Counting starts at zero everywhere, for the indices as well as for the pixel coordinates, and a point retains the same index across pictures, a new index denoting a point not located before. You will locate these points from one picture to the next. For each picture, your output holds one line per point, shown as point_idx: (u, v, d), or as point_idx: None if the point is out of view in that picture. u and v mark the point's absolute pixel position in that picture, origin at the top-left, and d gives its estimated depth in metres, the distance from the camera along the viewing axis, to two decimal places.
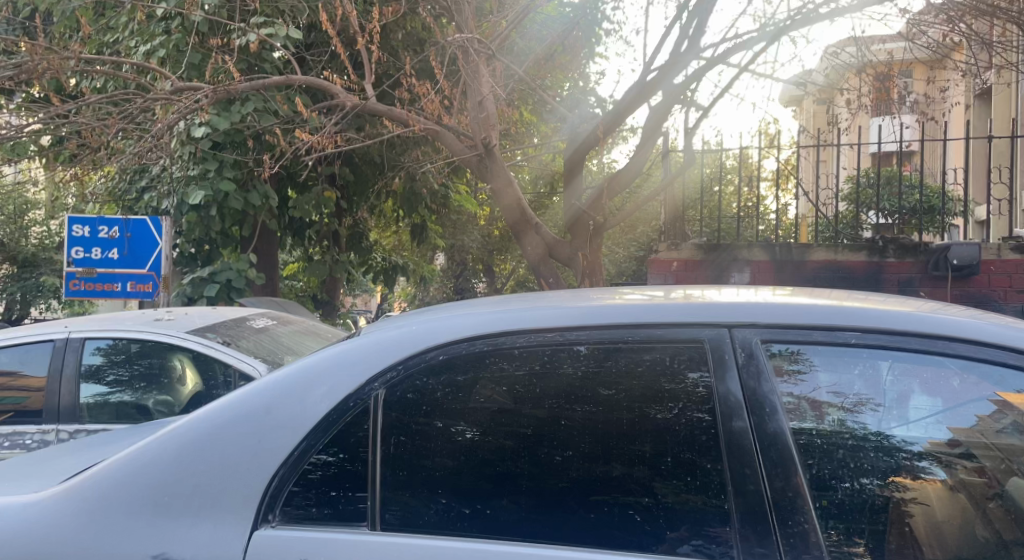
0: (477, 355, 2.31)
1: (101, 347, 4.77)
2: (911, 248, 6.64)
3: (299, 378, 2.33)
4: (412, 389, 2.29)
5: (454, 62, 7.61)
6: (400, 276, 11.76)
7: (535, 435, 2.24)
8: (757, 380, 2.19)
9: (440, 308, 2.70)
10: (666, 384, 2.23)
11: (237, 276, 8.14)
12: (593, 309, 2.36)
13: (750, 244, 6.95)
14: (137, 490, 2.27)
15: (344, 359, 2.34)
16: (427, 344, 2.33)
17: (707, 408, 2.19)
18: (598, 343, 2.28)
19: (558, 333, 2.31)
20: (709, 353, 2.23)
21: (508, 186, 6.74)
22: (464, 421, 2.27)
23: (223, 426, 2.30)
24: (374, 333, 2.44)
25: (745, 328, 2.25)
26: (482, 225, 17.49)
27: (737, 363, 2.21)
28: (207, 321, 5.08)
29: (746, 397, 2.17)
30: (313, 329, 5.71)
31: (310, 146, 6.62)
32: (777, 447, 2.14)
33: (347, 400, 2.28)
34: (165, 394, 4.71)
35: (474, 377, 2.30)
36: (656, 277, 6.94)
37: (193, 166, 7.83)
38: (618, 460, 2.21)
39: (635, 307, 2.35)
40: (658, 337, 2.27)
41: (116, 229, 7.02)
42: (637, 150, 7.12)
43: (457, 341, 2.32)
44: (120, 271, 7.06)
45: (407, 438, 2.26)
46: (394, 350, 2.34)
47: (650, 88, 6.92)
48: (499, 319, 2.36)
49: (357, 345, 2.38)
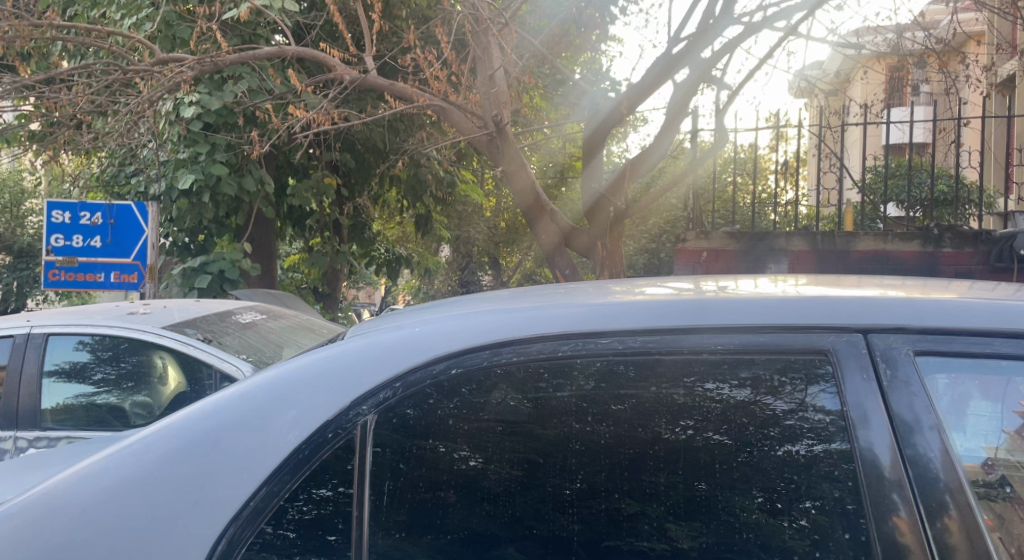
0: (503, 366, 1.78)
1: (85, 341, 4.27)
2: (970, 236, 6.12)
3: (267, 398, 1.82)
4: (414, 410, 1.77)
5: (462, 36, 7.12)
6: (404, 268, 11.20)
7: (543, 462, 1.74)
8: (882, 399, 1.68)
9: (456, 302, 2.19)
10: (680, 395, 1.74)
11: (231, 267, 7.62)
12: (642, 306, 1.85)
13: (789, 232, 6.46)
14: (39, 554, 1.74)
15: (328, 373, 1.83)
16: (432, 352, 1.81)
17: (726, 430, 1.72)
18: (635, 350, 1.77)
19: (573, 338, 1.79)
20: (833, 367, 1.72)
21: (521, 169, 6.25)
22: (470, 445, 1.76)
23: (155, 467, 1.79)
24: (372, 334, 1.93)
25: (885, 334, 1.74)
26: (487, 215, 17.01)
27: (873, 378, 1.70)
28: (187, 315, 4.58)
29: (882, 421, 1.67)
30: (307, 324, 5.19)
31: (306, 123, 6.11)
32: (935, 490, 1.62)
33: (325, 429, 1.76)
34: (145, 395, 4.20)
35: (503, 393, 1.77)
36: (683, 268, 6.54)
37: (184, 148, 7.16)
38: (629, 494, 1.71)
39: (709, 301, 1.85)
40: (709, 343, 1.77)
41: (98, 215, 6.44)
42: (661, 132, 6.61)
43: (477, 349, 1.80)
44: (103, 261, 6.46)
45: (407, 468, 1.74)
46: (390, 362, 1.82)
47: (678, 62, 6.38)
48: (535, 318, 1.84)
49: (341, 355, 1.86)
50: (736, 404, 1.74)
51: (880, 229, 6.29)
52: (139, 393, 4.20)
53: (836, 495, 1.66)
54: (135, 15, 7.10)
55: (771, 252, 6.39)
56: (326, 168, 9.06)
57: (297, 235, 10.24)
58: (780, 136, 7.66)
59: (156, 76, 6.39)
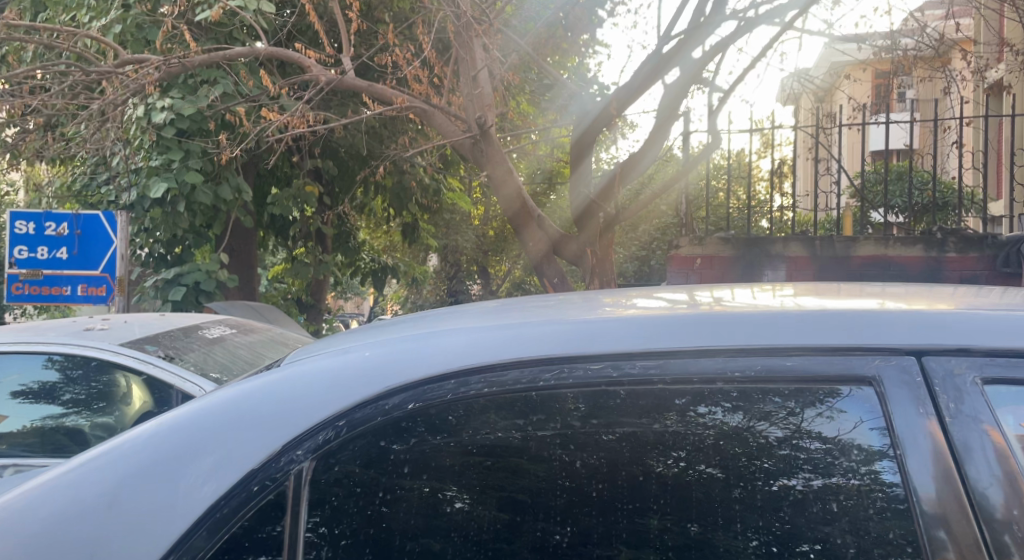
0: (482, 399, 1.52)
1: (55, 358, 3.97)
2: (975, 241, 5.91)
3: (187, 438, 1.55)
4: (361, 454, 1.50)
5: (445, 37, 6.89)
6: (391, 278, 10.92)
7: (530, 503, 1.49)
8: (940, 431, 1.44)
9: (434, 317, 1.94)
10: (669, 423, 1.50)
11: (206, 278, 7.31)
12: (648, 323, 1.59)
13: (786, 236, 6.23)
14: None
15: (259, 409, 1.56)
16: (384, 384, 1.54)
17: (720, 462, 1.49)
18: (633, 377, 1.52)
19: (558, 363, 1.53)
20: (880, 392, 1.48)
21: (507, 176, 6.00)
22: (454, 484, 1.50)
23: (47, 524, 1.52)
24: (321, 358, 1.67)
25: (945, 357, 1.49)
26: (475, 222, 16.76)
27: (931, 406, 1.46)
28: (147, 331, 4.30)
29: (933, 455, 1.43)
30: (280, 338, 4.92)
31: (279, 126, 5.85)
32: (992, 532, 1.38)
33: (250, 480, 1.48)
34: (105, 417, 3.90)
35: (484, 428, 1.51)
36: (677, 275, 6.27)
37: (157, 155, 6.89)
38: (624, 540, 1.45)
39: (726, 318, 1.60)
40: (726, 368, 1.51)
41: (64, 225, 6.14)
42: (653, 134, 6.37)
43: (441, 378, 1.53)
44: (69, 273, 6.15)
45: (389, 511, 1.49)
46: (332, 396, 1.54)
47: (668, 62, 6.16)
48: (519, 339, 1.58)
49: (276, 385, 1.60)
50: (728, 431, 1.50)
51: (880, 234, 6.08)
52: (105, 415, 3.90)
53: (867, 537, 1.42)
54: (103, 17, 6.81)
55: (768, 258, 6.18)
56: (308, 175, 8.81)
57: (279, 244, 9.98)
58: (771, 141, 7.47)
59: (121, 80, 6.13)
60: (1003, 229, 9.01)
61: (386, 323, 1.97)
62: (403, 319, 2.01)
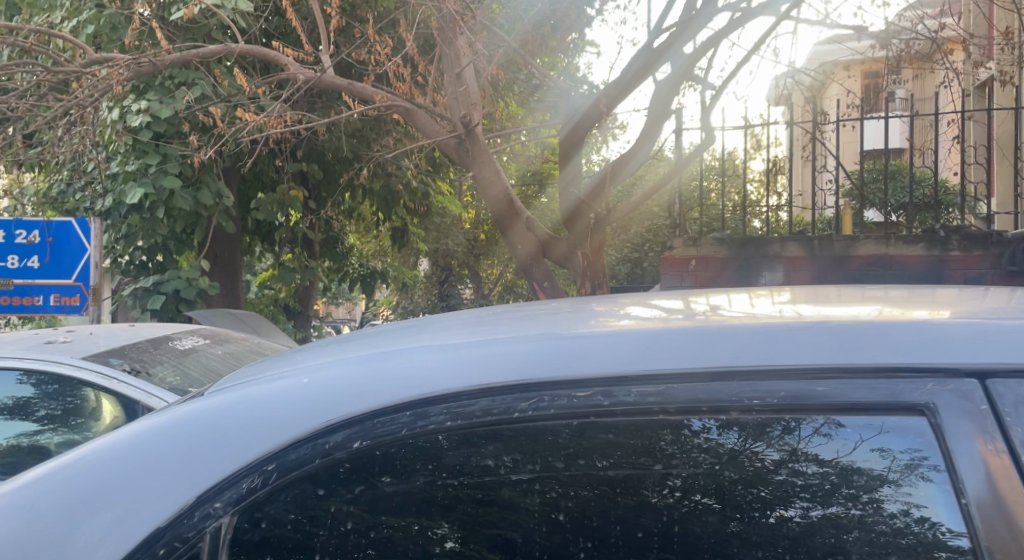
0: (451, 434, 1.37)
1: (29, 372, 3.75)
2: (980, 238, 5.72)
3: (108, 478, 1.43)
4: (298, 498, 1.37)
5: (430, 36, 6.71)
6: (381, 283, 10.70)
7: (521, 539, 1.36)
8: (1010, 466, 1.29)
9: (409, 332, 1.80)
10: (665, 443, 1.36)
11: (187, 286, 7.09)
12: (640, 339, 1.45)
13: (783, 236, 6.06)
14: None
15: (185, 446, 1.43)
16: (322, 419, 1.40)
17: (716, 492, 1.36)
18: (630, 407, 1.37)
19: (536, 390, 1.38)
20: (937, 422, 1.33)
21: (496, 177, 5.81)
22: (444, 521, 1.37)
23: None
24: (263, 384, 1.53)
25: (1012, 379, 1.33)
26: (464, 224, 16.50)
27: (1001, 438, 1.30)
28: (114, 344, 4.09)
29: (1001, 491, 1.28)
30: (256, 348, 4.71)
31: (255, 126, 5.69)
32: None
33: (169, 530, 1.35)
34: (73, 434, 3.69)
35: (457, 462, 1.38)
36: (671, 278, 6.13)
37: (133, 160, 6.65)
38: None
39: (728, 331, 1.45)
40: (743, 395, 1.36)
41: (35, 233, 5.91)
42: (644, 133, 6.18)
43: (390, 412, 1.39)
44: (41, 282, 5.92)
45: (376, 552, 1.36)
46: (264, 432, 1.41)
47: (659, 57, 5.98)
48: (488, 363, 1.43)
49: (208, 418, 1.46)
50: (725, 455, 1.36)
51: (882, 233, 5.90)
52: (79, 433, 3.70)
53: None
54: (76, 18, 6.59)
55: (765, 259, 6.00)
56: (293, 179, 8.59)
57: (266, 249, 9.76)
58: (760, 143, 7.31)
59: (90, 80, 5.93)
60: (1002, 227, 8.86)
61: (350, 338, 1.83)
62: (376, 333, 1.87)
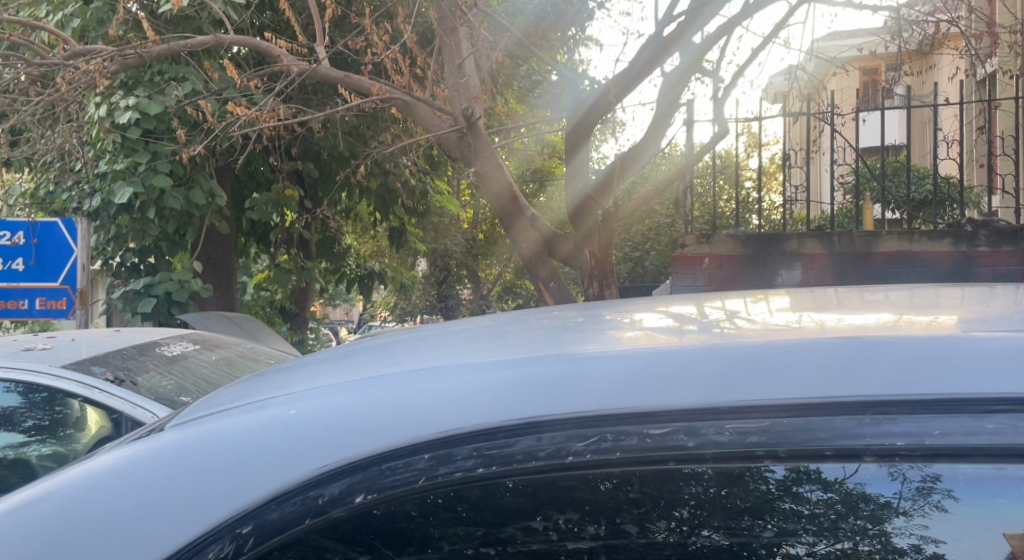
0: (481, 479, 1.17)
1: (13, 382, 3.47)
2: (1009, 234, 5.51)
3: (66, 533, 1.23)
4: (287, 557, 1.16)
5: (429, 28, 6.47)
6: (379, 284, 10.47)
7: None
8: None
9: (415, 344, 1.59)
10: (673, 464, 1.16)
11: (179, 288, 6.82)
12: (691, 360, 1.24)
13: (800, 232, 5.83)
14: None
15: (152, 497, 1.22)
16: (311, 467, 1.19)
17: (717, 521, 1.16)
18: (720, 449, 1.16)
19: (596, 426, 1.17)
20: None
21: (497, 169, 5.60)
22: None
23: None
24: (247, 415, 1.32)
25: None
26: (461, 224, 16.22)
27: None
28: (96, 351, 3.85)
29: None
30: (249, 354, 4.49)
31: (247, 120, 5.44)
32: None
33: None
34: (57, 444, 3.53)
35: (478, 507, 1.17)
36: (684, 279, 5.91)
37: (122, 158, 6.37)
38: None
39: (793, 352, 1.24)
40: (882, 437, 1.14)
41: (20, 234, 5.66)
42: (651, 127, 5.95)
43: (398, 456, 1.18)
44: (25, 285, 5.68)
45: None
46: (246, 479, 1.20)
47: (668, 48, 5.76)
48: (521, 393, 1.22)
49: (180, 460, 1.25)
50: (726, 475, 1.16)
51: (905, 229, 5.69)
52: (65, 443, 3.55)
53: None
54: (61, 10, 6.34)
55: (782, 257, 5.80)
56: (286, 177, 8.35)
57: (261, 251, 9.52)
58: (759, 140, 7.08)
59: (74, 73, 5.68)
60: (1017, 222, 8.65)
61: (347, 354, 1.60)
62: (377, 346, 1.65)
